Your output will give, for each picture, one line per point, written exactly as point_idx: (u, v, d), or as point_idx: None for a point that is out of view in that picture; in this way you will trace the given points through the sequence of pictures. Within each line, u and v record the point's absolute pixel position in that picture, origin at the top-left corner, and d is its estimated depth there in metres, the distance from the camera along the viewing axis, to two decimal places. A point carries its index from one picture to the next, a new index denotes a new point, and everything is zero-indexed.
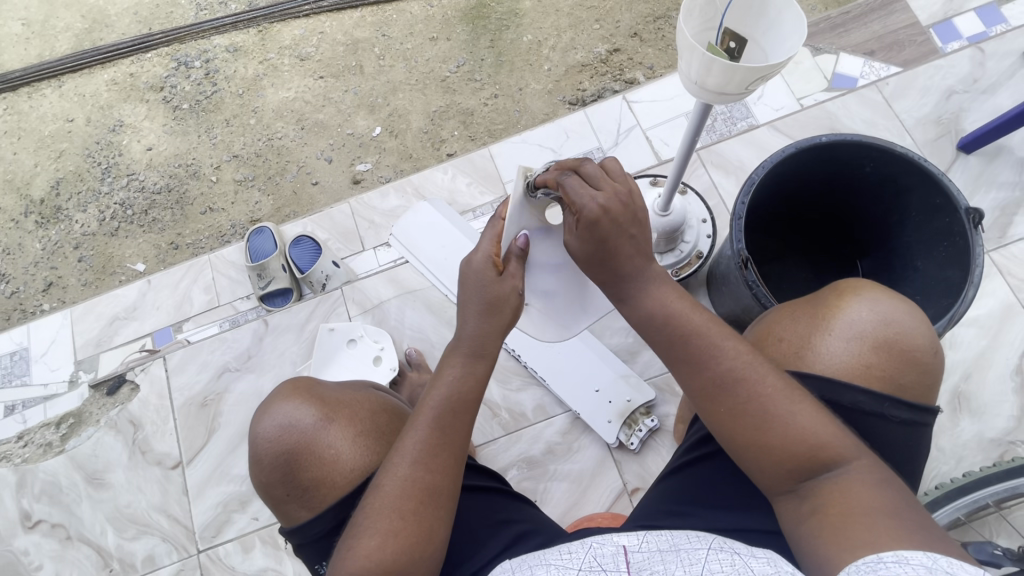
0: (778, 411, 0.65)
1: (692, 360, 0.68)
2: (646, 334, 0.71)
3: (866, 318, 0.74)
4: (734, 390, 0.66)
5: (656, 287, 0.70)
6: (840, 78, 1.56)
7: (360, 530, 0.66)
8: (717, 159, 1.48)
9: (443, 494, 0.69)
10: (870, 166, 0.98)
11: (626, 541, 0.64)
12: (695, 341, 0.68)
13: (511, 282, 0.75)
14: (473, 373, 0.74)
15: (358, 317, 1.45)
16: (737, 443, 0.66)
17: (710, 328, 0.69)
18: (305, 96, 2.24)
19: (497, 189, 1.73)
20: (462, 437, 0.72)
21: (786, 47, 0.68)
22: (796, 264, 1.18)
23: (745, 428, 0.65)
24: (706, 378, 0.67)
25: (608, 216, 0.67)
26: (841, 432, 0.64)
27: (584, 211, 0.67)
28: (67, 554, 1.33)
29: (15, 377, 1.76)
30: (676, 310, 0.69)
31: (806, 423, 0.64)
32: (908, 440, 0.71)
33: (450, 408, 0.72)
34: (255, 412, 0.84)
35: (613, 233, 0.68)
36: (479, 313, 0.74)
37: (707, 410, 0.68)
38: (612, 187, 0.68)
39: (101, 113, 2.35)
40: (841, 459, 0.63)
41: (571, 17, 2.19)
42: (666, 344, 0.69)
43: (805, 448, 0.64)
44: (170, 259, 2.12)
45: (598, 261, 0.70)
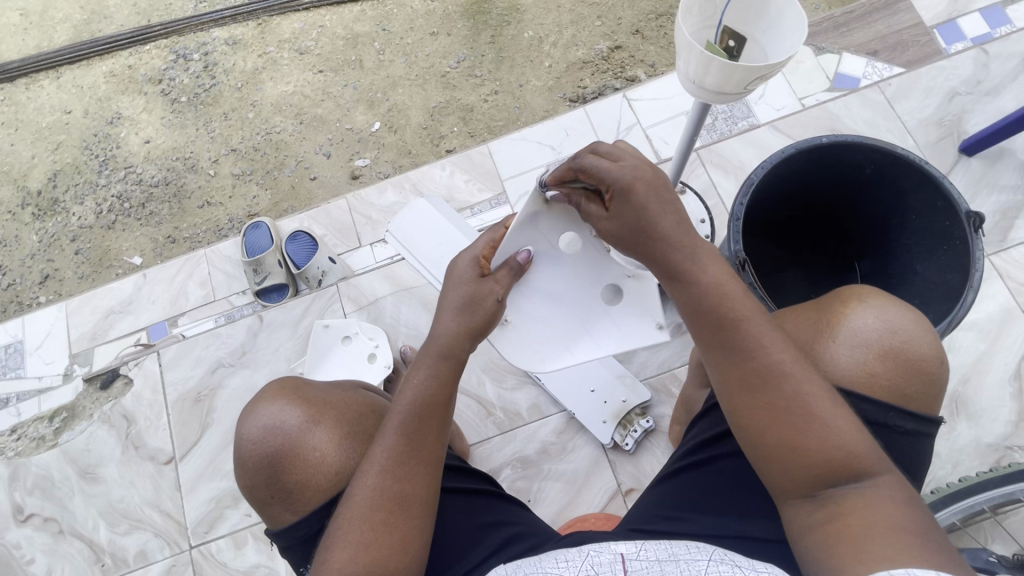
0: (820, 411, 0.63)
1: (739, 350, 0.66)
2: (691, 319, 0.68)
3: (872, 325, 0.72)
4: (779, 384, 0.65)
5: (714, 270, 0.68)
6: (843, 78, 1.54)
7: (335, 542, 0.66)
8: (717, 159, 1.47)
9: (415, 503, 0.68)
10: (870, 168, 0.97)
11: (625, 550, 0.63)
12: (746, 330, 0.66)
13: (492, 285, 0.74)
14: (440, 376, 0.72)
15: (354, 314, 1.44)
16: (768, 442, 0.65)
17: (762, 318, 0.67)
18: (304, 90, 2.23)
19: (495, 186, 1.72)
20: (433, 442, 0.71)
21: (787, 46, 0.66)
22: (796, 265, 1.17)
23: (782, 426, 0.64)
24: (753, 368, 0.65)
25: (642, 183, 0.67)
26: (872, 445, 0.63)
27: (615, 184, 0.67)
28: (59, 548, 1.33)
29: (10, 370, 1.76)
30: (732, 293, 0.67)
31: (846, 432, 0.63)
32: (910, 451, 0.71)
33: (418, 412, 0.71)
34: (241, 413, 0.83)
35: (649, 203, 0.67)
36: (454, 313, 0.73)
37: (745, 403, 0.66)
38: (632, 159, 0.68)
39: (99, 104, 2.33)
40: (871, 472, 0.62)
41: (573, 13, 2.17)
42: (713, 331, 0.67)
43: (838, 456, 0.62)
44: (166, 252, 2.11)
45: (635, 237, 0.69)
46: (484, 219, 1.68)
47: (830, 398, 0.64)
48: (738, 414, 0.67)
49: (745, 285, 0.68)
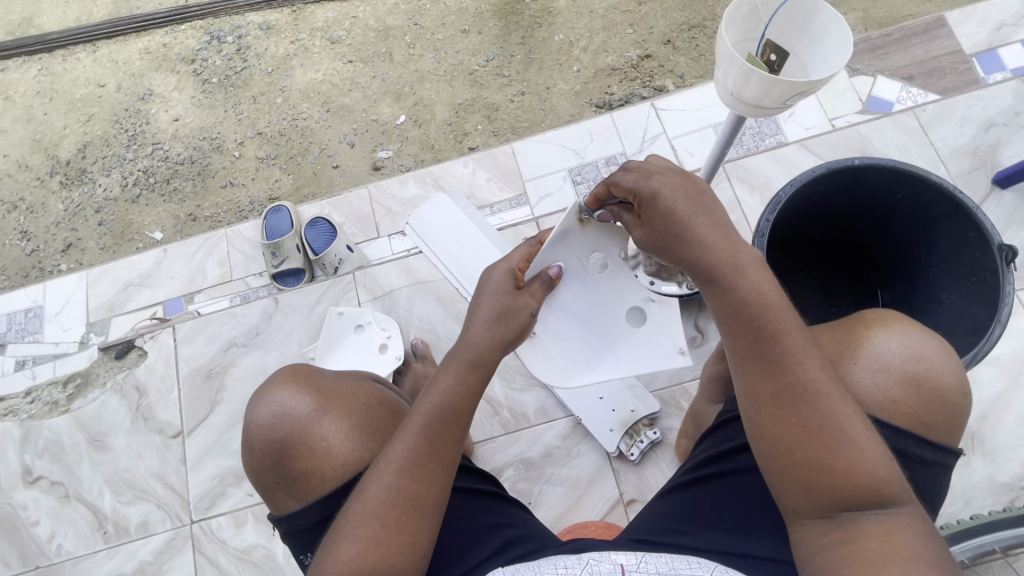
0: (852, 431, 0.62)
1: (778, 363, 0.65)
2: (728, 326, 0.68)
3: (894, 350, 0.70)
4: (816, 403, 0.64)
5: (755, 278, 0.66)
6: (875, 101, 1.53)
7: (342, 534, 0.66)
8: (743, 174, 1.45)
9: (426, 506, 0.67)
10: (902, 194, 0.95)
11: (624, 558, 0.62)
12: (785, 345, 0.65)
13: (527, 301, 0.74)
14: (465, 381, 0.71)
15: (368, 303, 1.45)
16: (799, 457, 0.64)
17: (802, 334, 0.66)
18: (332, 79, 2.25)
19: (516, 187, 1.72)
20: (451, 446, 0.70)
21: (829, 65, 0.65)
22: (818, 286, 1.17)
23: (813, 443, 0.63)
24: (790, 383, 0.65)
25: (669, 188, 0.69)
26: (896, 473, 0.62)
27: (640, 192, 0.70)
28: (63, 512, 1.35)
29: (28, 334, 1.79)
30: (776, 307, 0.66)
31: (874, 455, 0.62)
32: (924, 479, 0.69)
33: (442, 417, 0.70)
34: (251, 397, 0.83)
35: (679, 205, 0.68)
36: (486, 320, 0.72)
37: (779, 416, 0.65)
38: (661, 165, 0.71)
39: (131, 80, 2.37)
40: (896, 499, 0.61)
41: (605, 19, 2.18)
42: (752, 341, 0.66)
43: (866, 482, 0.61)
44: (187, 230, 2.14)
45: (668, 241, 0.69)
46: (503, 218, 1.68)
47: (864, 422, 0.63)
48: (765, 426, 0.66)
49: (789, 300, 0.67)
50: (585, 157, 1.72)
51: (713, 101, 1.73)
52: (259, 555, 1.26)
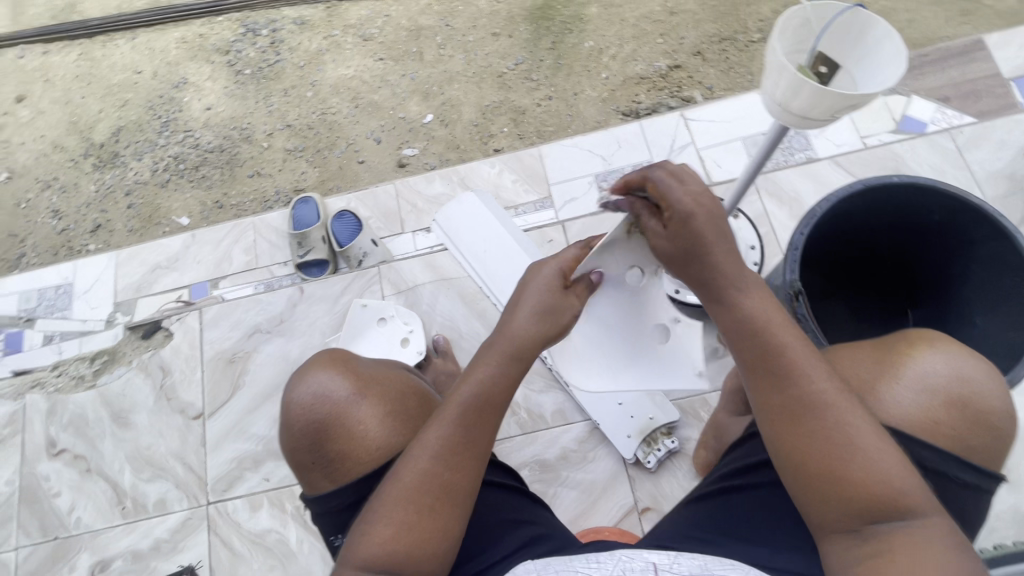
0: (866, 444, 0.62)
1: (784, 378, 0.65)
2: (734, 344, 0.68)
3: (940, 369, 0.70)
4: (823, 415, 0.64)
5: (759, 297, 0.68)
6: (909, 121, 1.51)
7: (375, 517, 0.67)
8: (773, 187, 1.45)
9: (460, 495, 0.68)
10: (938, 212, 0.95)
11: (658, 557, 0.61)
12: (790, 359, 0.66)
13: (571, 302, 0.74)
14: (503, 375, 0.71)
15: (392, 297, 1.46)
16: (811, 470, 0.63)
17: (809, 348, 0.66)
18: (363, 76, 2.28)
19: (542, 189, 1.72)
20: (487, 438, 0.71)
21: (880, 79, 0.65)
22: (848, 307, 1.13)
23: (830, 455, 0.63)
24: (795, 398, 0.65)
25: (704, 209, 0.67)
26: (922, 488, 0.61)
27: (677, 207, 0.68)
28: (84, 486, 1.37)
29: (57, 310, 1.83)
30: (775, 322, 0.67)
31: (894, 466, 0.61)
32: (963, 502, 0.68)
33: (477, 407, 0.70)
34: (289, 378, 0.85)
35: (707, 226, 0.67)
36: (530, 313, 0.72)
37: (787, 430, 0.65)
38: (698, 182, 0.69)
39: (167, 68, 2.43)
40: (918, 510, 0.60)
41: (635, 28, 2.19)
42: (758, 356, 0.67)
43: (888, 494, 0.60)
44: (213, 217, 2.17)
45: (688, 258, 0.69)
46: (527, 220, 1.68)
47: (879, 432, 0.63)
48: (775, 440, 0.66)
49: (788, 315, 0.68)
50: (611, 163, 1.73)
51: (744, 113, 1.73)
52: (272, 540, 1.27)
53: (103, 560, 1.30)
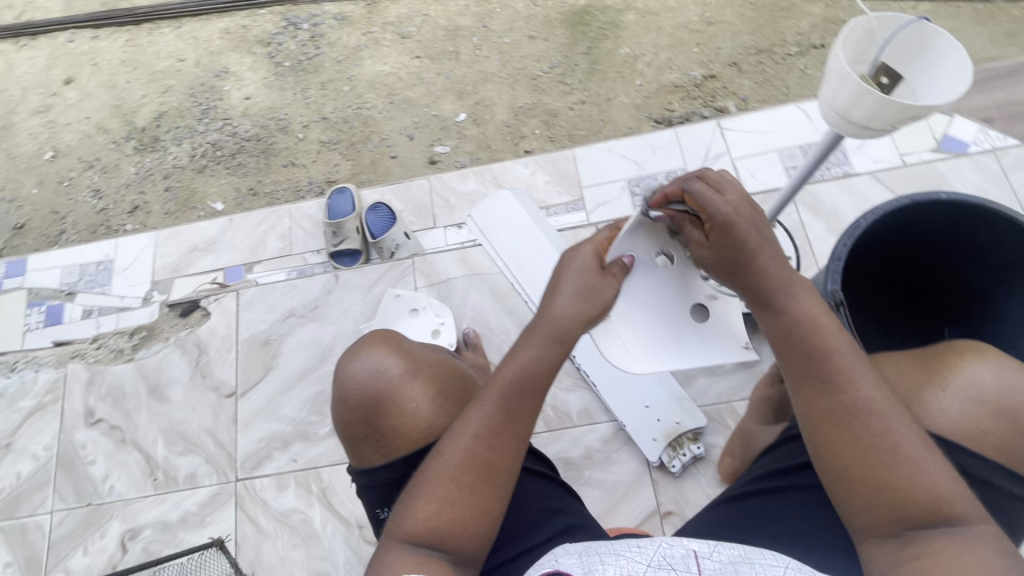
0: (909, 450, 0.62)
1: (829, 383, 0.66)
2: (780, 350, 0.70)
3: (989, 380, 0.69)
4: (865, 420, 0.64)
5: (803, 304, 0.69)
6: (950, 140, 1.49)
7: (419, 493, 0.69)
8: (810, 200, 1.44)
9: (500, 475, 0.69)
10: (985, 233, 0.94)
11: (698, 544, 0.59)
12: (836, 364, 0.66)
13: (611, 282, 0.75)
14: (546, 357, 0.72)
15: (424, 289, 1.49)
16: (852, 472, 0.64)
17: (857, 355, 0.67)
18: (399, 72, 2.32)
19: (574, 191, 1.73)
20: (528, 420, 0.72)
21: (942, 91, 0.65)
22: (876, 320, 1.13)
23: (870, 458, 0.63)
24: (840, 402, 0.65)
25: (744, 218, 0.69)
26: (966, 492, 0.61)
27: (716, 214, 0.69)
28: (118, 456, 1.41)
29: (96, 285, 1.89)
30: (826, 330, 0.68)
31: (937, 472, 0.61)
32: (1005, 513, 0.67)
33: (518, 389, 0.71)
34: (344, 356, 0.91)
35: (750, 233, 0.69)
36: (572, 295, 0.74)
37: (831, 434, 0.65)
38: (735, 191, 0.70)
39: (210, 57, 2.49)
40: (961, 517, 0.60)
41: (672, 37, 2.20)
42: (803, 361, 0.68)
43: (929, 497, 0.60)
44: (247, 203, 2.23)
45: (733, 267, 0.70)
46: (558, 221, 1.70)
47: (922, 438, 0.63)
48: (816, 443, 0.67)
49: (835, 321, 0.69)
50: (645, 169, 1.73)
51: (781, 125, 1.72)
52: (298, 519, 1.30)
53: (132, 529, 1.34)
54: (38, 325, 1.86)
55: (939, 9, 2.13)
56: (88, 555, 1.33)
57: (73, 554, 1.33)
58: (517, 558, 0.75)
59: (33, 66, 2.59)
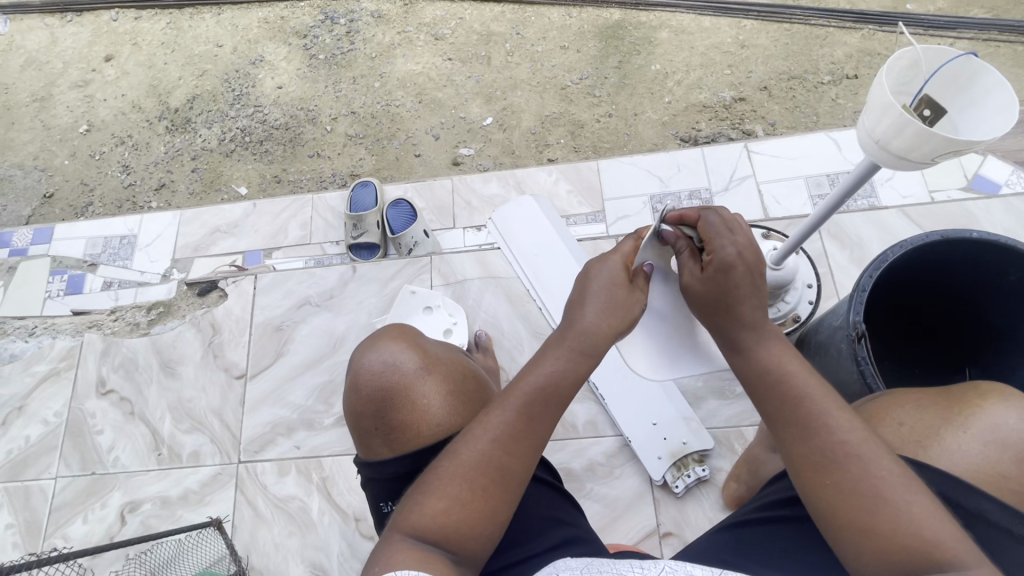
0: (887, 490, 0.57)
1: (803, 426, 0.62)
2: (753, 396, 0.68)
3: (1013, 424, 0.65)
4: (843, 465, 0.59)
5: (775, 350, 0.67)
6: (982, 180, 1.51)
7: (429, 489, 0.68)
8: (836, 229, 1.42)
9: (512, 481, 0.68)
10: (1014, 277, 0.90)
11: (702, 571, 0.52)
12: (807, 409, 0.63)
13: (639, 296, 0.75)
14: (574, 369, 0.72)
15: (439, 288, 1.49)
16: (834, 519, 0.58)
17: (828, 395, 0.64)
18: (430, 73, 2.34)
19: (596, 203, 1.73)
20: (545, 429, 0.71)
21: (988, 128, 0.64)
22: (889, 349, 1.13)
23: (854, 502, 0.58)
24: (813, 446, 0.61)
25: (742, 265, 0.68)
26: (955, 535, 0.54)
27: (718, 255, 0.69)
28: (126, 427, 1.43)
29: (119, 258, 1.92)
30: (796, 374, 0.65)
31: (918, 510, 0.55)
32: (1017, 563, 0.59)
33: (542, 397, 0.71)
34: (361, 348, 0.92)
35: (744, 283, 0.68)
36: (600, 308, 0.72)
37: (806, 478, 0.61)
38: (744, 237, 0.70)
39: (247, 45, 2.53)
40: (951, 559, 0.52)
41: (704, 57, 2.20)
42: (775, 405, 0.65)
43: (911, 541, 0.54)
44: (270, 190, 2.26)
45: (715, 310, 0.70)
46: (578, 231, 1.69)
47: (898, 470, 0.58)
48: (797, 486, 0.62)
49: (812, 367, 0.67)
50: (668, 186, 1.73)
51: (810, 152, 1.70)
52: (295, 507, 1.30)
53: (133, 501, 1.35)
54: (58, 293, 1.91)
55: (977, 48, 2.12)
56: (88, 523, 1.34)
57: (73, 521, 1.34)
58: (521, 563, 0.74)
59: (76, 42, 2.66)
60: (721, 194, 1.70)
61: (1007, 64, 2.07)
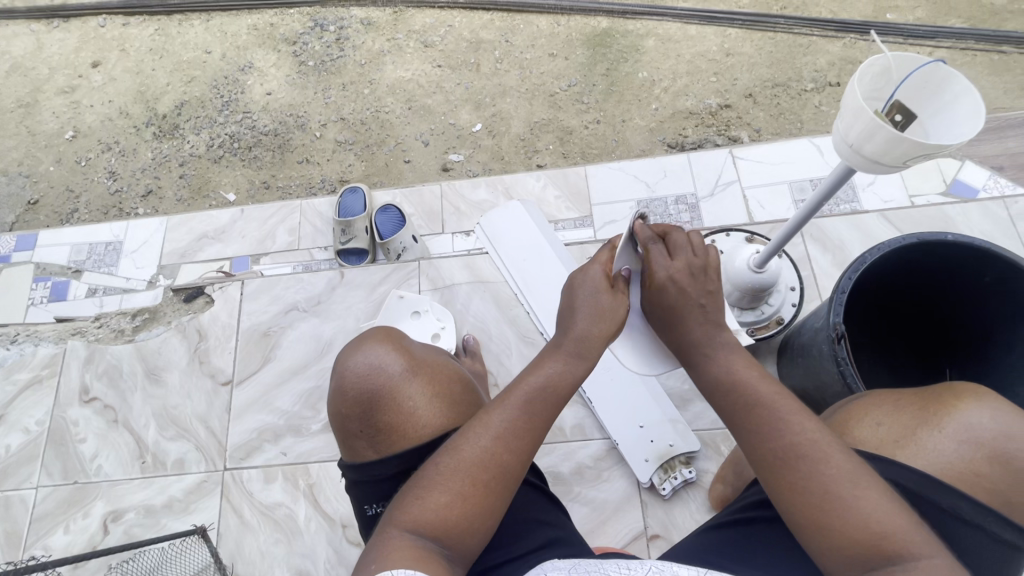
0: (837, 488, 0.58)
1: (756, 428, 0.64)
2: (714, 402, 0.70)
3: (987, 423, 0.67)
4: (797, 465, 0.60)
5: (726, 360, 0.70)
6: (960, 185, 1.55)
7: (431, 484, 0.67)
8: (818, 233, 1.45)
9: (511, 477, 0.68)
10: (990, 277, 0.92)
11: (687, 570, 0.52)
12: (761, 415, 0.64)
13: (621, 300, 0.76)
14: (572, 371, 0.73)
15: (427, 292, 1.49)
16: (798, 517, 0.59)
17: (785, 399, 0.65)
18: (420, 80, 2.36)
19: (584, 208, 1.75)
20: (543, 428, 0.72)
21: (957, 132, 0.65)
22: (871, 348, 1.15)
23: (812, 502, 0.59)
24: (770, 447, 0.62)
25: (676, 284, 0.72)
26: (908, 526, 0.56)
27: (657, 277, 0.73)
28: (109, 435, 1.41)
29: (104, 264, 1.91)
30: (748, 379, 0.68)
31: (870, 507, 0.57)
32: (999, 563, 0.61)
33: (542, 396, 0.72)
34: (346, 350, 0.91)
35: (684, 302, 0.72)
36: (588, 316, 0.74)
37: (768, 479, 0.62)
38: (686, 258, 0.73)
39: (236, 52, 2.53)
40: (910, 551, 0.55)
41: (690, 65, 2.23)
42: (733, 410, 0.67)
43: (865, 536, 0.56)
44: (259, 196, 2.26)
45: (662, 323, 0.74)
46: (566, 236, 1.71)
47: (851, 466, 0.59)
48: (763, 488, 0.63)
49: (765, 370, 0.68)
50: (655, 191, 1.75)
51: (793, 158, 1.73)
52: (282, 514, 1.29)
53: (116, 511, 1.33)
54: (41, 300, 1.88)
55: (955, 56, 2.17)
56: (69, 533, 1.32)
57: (54, 531, 1.32)
58: (503, 565, 0.74)
59: (62, 48, 2.64)
60: (707, 199, 1.72)
61: (983, 73, 2.12)
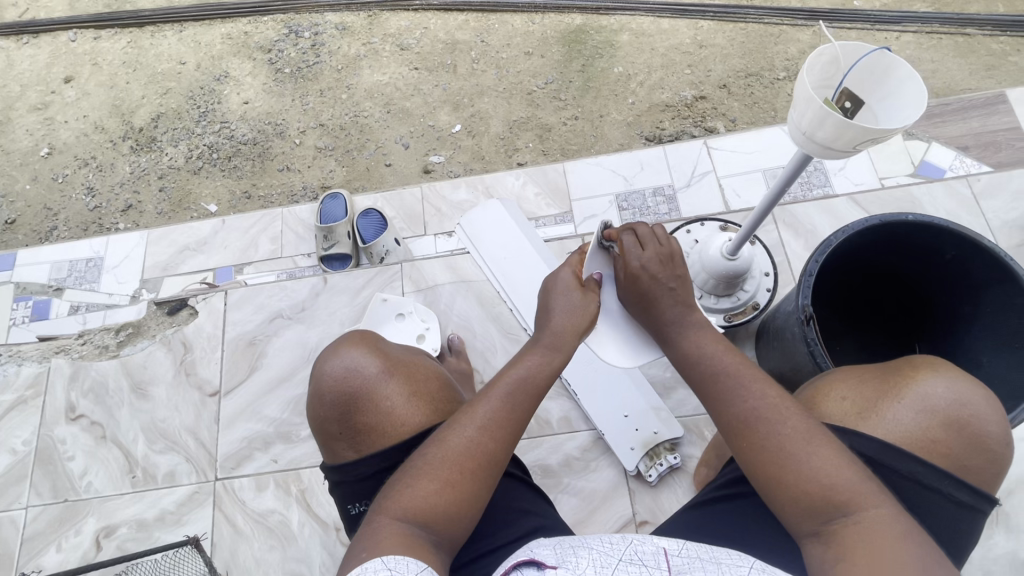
0: (801, 448, 0.63)
1: (725, 398, 0.69)
2: (685, 377, 0.74)
3: (942, 393, 0.71)
4: (759, 428, 0.65)
5: (694, 339, 0.75)
6: (927, 166, 1.60)
7: (418, 472, 0.69)
8: (790, 219, 1.48)
9: (495, 464, 0.70)
10: (951, 254, 0.95)
11: (668, 541, 0.55)
12: (729, 387, 0.69)
13: (592, 296, 0.80)
14: (549, 362, 0.76)
15: (411, 294, 1.51)
16: (760, 476, 0.64)
17: (750, 370, 0.70)
18: (397, 83, 2.36)
19: (564, 204, 1.77)
20: (524, 417, 0.73)
21: (901, 118, 0.68)
22: (844, 327, 1.18)
23: (779, 463, 0.63)
24: (734, 414, 0.67)
25: (646, 273, 0.78)
26: (866, 482, 0.60)
27: (631, 266, 0.78)
28: (98, 452, 1.41)
29: (86, 281, 1.90)
30: (717, 356, 0.72)
31: (831, 464, 0.61)
32: (948, 519, 0.68)
33: (523, 386, 0.74)
34: (323, 354, 0.93)
35: (655, 288, 0.77)
36: (564, 310, 0.79)
37: (739, 445, 0.66)
38: (655, 248, 0.79)
39: (210, 62, 2.52)
40: (869, 505, 0.59)
41: (665, 58, 2.26)
42: (704, 384, 0.71)
43: (827, 491, 0.60)
44: (240, 206, 2.25)
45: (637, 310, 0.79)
46: (546, 232, 1.73)
47: (812, 429, 0.64)
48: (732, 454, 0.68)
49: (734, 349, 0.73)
50: (633, 184, 1.77)
51: (766, 146, 1.76)
52: (275, 521, 1.30)
53: (108, 526, 1.33)
54: (23, 319, 1.87)
55: (922, 40, 2.21)
56: (61, 551, 1.32)
57: (47, 550, 1.32)
58: (486, 555, 0.77)
59: (33, 64, 2.61)
60: (684, 190, 1.75)
61: (950, 55, 2.17)
